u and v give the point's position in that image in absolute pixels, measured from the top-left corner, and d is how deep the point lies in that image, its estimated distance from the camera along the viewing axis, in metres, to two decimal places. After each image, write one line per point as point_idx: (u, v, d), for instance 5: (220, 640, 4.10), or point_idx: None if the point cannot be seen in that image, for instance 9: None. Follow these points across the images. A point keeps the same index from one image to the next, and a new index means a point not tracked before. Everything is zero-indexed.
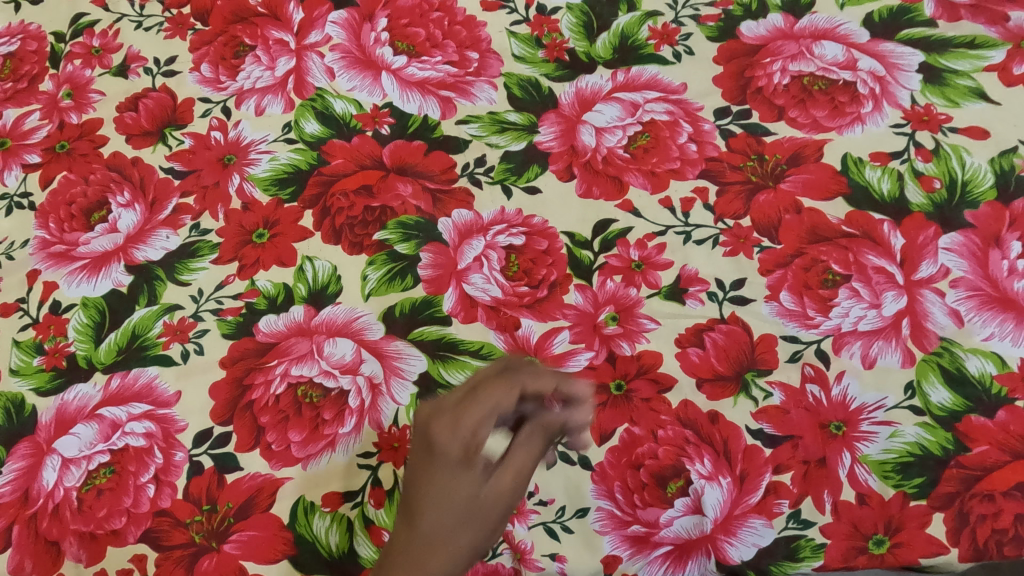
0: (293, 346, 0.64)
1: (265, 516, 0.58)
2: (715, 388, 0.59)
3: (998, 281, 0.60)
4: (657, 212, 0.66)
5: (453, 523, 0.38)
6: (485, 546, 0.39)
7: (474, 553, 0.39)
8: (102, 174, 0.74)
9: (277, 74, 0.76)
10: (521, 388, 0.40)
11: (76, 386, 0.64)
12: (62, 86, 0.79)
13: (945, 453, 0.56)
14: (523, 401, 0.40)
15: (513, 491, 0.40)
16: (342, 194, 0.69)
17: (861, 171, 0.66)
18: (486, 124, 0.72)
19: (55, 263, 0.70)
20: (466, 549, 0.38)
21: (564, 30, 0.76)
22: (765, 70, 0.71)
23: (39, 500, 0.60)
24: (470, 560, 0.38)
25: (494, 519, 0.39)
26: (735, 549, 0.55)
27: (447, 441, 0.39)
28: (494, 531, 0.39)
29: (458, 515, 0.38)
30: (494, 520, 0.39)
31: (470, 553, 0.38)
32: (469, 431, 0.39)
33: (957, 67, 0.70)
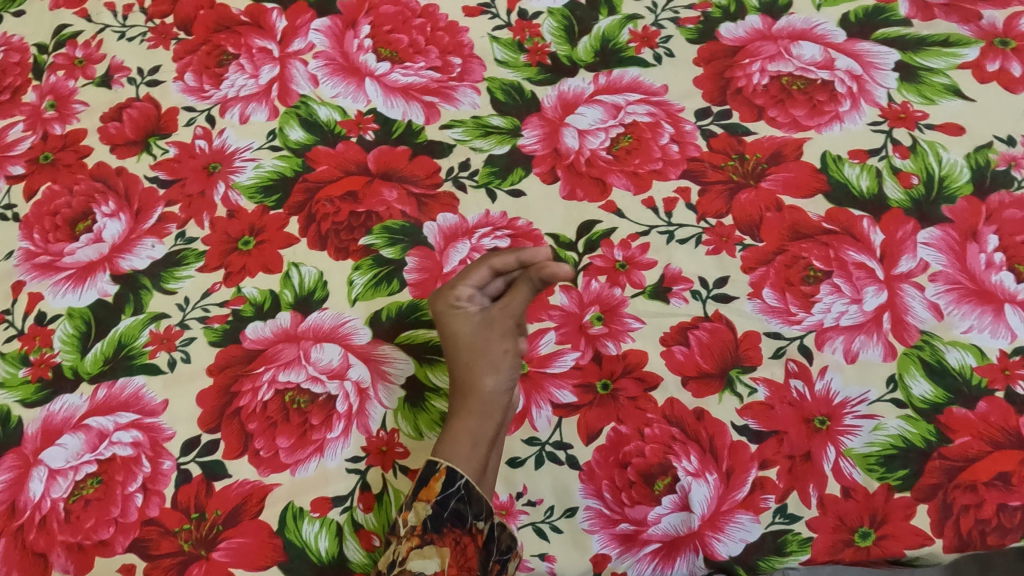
0: (280, 352, 0.64)
1: (254, 523, 0.58)
2: (701, 385, 0.60)
3: (976, 274, 0.61)
4: (641, 213, 0.67)
5: (473, 347, 0.56)
6: (509, 357, 0.56)
7: (499, 360, 0.55)
8: (86, 184, 0.74)
9: (260, 82, 0.76)
10: (490, 266, 0.56)
11: (62, 396, 0.64)
12: (45, 97, 0.79)
13: (928, 444, 0.56)
14: (498, 273, 0.56)
15: (512, 320, 0.55)
16: (328, 200, 0.70)
17: (840, 168, 0.67)
18: (470, 129, 0.72)
19: (40, 274, 0.70)
20: (492, 359, 0.55)
21: (546, 34, 0.76)
22: (744, 71, 0.72)
23: (26, 512, 0.60)
24: (503, 367, 0.55)
25: (501, 338, 0.56)
26: (723, 545, 0.55)
27: (454, 311, 0.57)
28: (511, 343, 0.56)
29: (473, 343, 0.56)
30: (502, 339, 0.56)
31: (496, 361, 0.55)
32: (466, 304, 0.57)
33: (933, 65, 0.71)
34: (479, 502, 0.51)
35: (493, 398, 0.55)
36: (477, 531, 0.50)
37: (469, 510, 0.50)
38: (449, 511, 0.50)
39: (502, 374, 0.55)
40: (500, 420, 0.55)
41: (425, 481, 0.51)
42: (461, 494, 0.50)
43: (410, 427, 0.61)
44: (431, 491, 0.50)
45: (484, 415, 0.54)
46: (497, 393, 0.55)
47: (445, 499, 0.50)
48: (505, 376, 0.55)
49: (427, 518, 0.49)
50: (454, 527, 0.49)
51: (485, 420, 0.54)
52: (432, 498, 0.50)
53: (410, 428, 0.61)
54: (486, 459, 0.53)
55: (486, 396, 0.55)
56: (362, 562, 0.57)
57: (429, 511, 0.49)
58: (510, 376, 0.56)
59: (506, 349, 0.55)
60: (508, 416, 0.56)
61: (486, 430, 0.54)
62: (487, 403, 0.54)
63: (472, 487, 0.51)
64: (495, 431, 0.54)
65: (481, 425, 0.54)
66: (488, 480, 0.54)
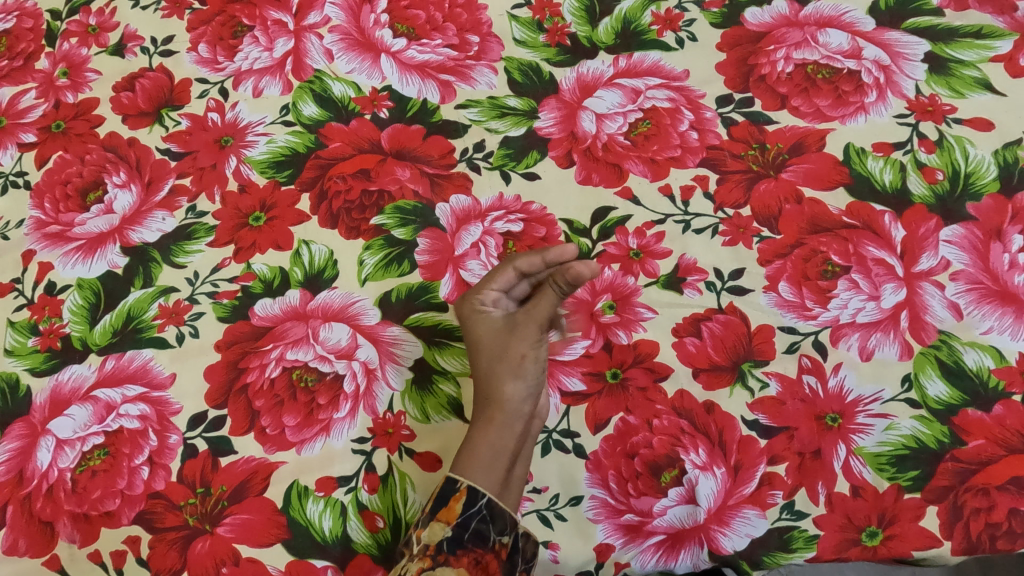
0: (288, 330, 0.63)
1: (259, 500, 0.58)
2: (711, 378, 0.59)
3: (999, 274, 0.60)
4: (657, 201, 0.65)
5: (495, 355, 0.55)
6: (532, 363, 0.54)
7: (520, 367, 0.54)
8: (98, 154, 0.73)
9: (275, 55, 0.75)
10: (516, 269, 0.55)
11: (71, 367, 0.64)
12: (58, 64, 0.78)
13: (940, 446, 0.56)
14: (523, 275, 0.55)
15: (539, 323, 0.54)
16: (340, 178, 0.69)
17: (863, 161, 0.65)
18: (485, 109, 0.71)
19: (51, 243, 0.69)
20: (512, 364, 0.54)
21: (567, 14, 0.75)
22: (769, 58, 0.70)
23: (34, 481, 0.60)
24: (527, 374, 0.54)
25: (522, 341, 0.54)
26: (728, 540, 0.55)
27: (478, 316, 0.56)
28: (532, 347, 0.54)
29: (496, 350, 0.55)
30: (522, 343, 0.54)
31: (519, 368, 0.54)
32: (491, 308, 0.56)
33: (964, 57, 0.69)
34: (502, 519, 0.50)
35: (515, 407, 0.54)
36: (499, 546, 0.50)
37: (491, 528, 0.50)
38: (469, 532, 0.49)
39: (524, 379, 0.54)
40: (521, 428, 0.54)
41: (444, 501, 0.50)
42: (483, 514, 0.50)
43: (417, 410, 0.60)
44: (451, 512, 0.50)
45: (507, 424, 0.53)
46: (520, 401, 0.54)
47: (466, 520, 0.50)
48: (528, 384, 0.54)
49: (445, 540, 0.49)
50: (475, 547, 0.49)
51: (506, 430, 0.53)
52: (452, 520, 0.49)
53: (417, 411, 0.60)
54: (508, 469, 0.53)
55: (508, 404, 0.54)
56: (365, 543, 0.57)
57: (449, 533, 0.49)
58: (533, 386, 0.55)
59: (526, 354, 0.54)
60: (530, 426, 0.55)
61: (507, 440, 0.53)
62: (509, 411, 0.53)
63: (494, 506, 0.50)
64: (517, 441, 0.53)
65: (501, 436, 0.53)
66: (512, 489, 0.53)
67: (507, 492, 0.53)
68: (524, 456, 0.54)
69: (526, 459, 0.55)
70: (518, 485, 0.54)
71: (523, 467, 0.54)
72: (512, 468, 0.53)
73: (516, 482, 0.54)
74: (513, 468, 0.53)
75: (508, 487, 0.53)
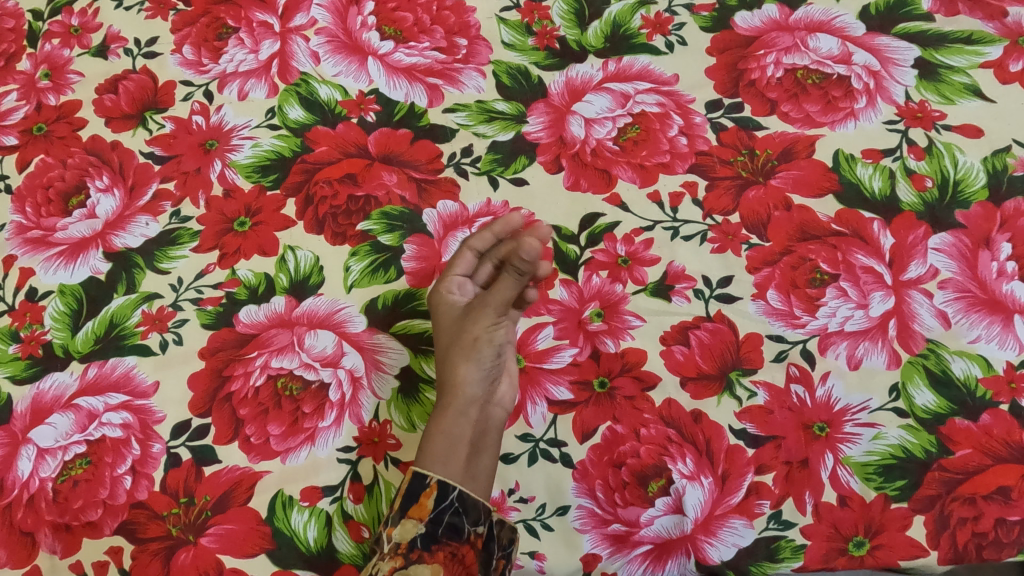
0: (273, 337, 0.63)
1: (243, 510, 0.58)
2: (699, 387, 0.59)
3: (987, 283, 0.60)
4: (646, 207, 0.65)
5: (452, 341, 0.57)
6: (487, 346, 0.56)
7: (473, 349, 0.56)
8: (80, 158, 0.72)
9: (260, 57, 0.74)
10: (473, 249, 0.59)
11: (52, 375, 0.63)
12: (39, 65, 0.77)
13: (928, 455, 0.55)
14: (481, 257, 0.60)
15: (495, 307, 0.56)
16: (326, 182, 0.68)
17: (853, 168, 0.65)
18: (474, 113, 0.70)
19: (32, 248, 0.68)
20: (466, 347, 0.56)
21: (556, 17, 0.74)
22: (759, 63, 0.70)
23: (14, 491, 0.60)
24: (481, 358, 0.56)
25: (477, 324, 0.56)
26: (715, 550, 0.55)
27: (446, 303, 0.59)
28: (485, 330, 0.56)
29: (454, 334, 0.57)
30: (475, 326, 0.56)
31: (471, 351, 0.56)
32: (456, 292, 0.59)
33: (954, 63, 0.69)
34: (475, 509, 0.50)
35: (470, 392, 0.55)
36: (475, 537, 0.50)
37: (465, 520, 0.50)
38: (443, 526, 0.49)
39: (479, 362, 0.55)
40: (477, 416, 0.55)
41: (414, 498, 0.50)
42: (455, 507, 0.50)
43: (403, 419, 0.60)
44: (422, 508, 0.50)
45: (462, 412, 0.54)
46: (474, 387, 0.55)
47: (438, 515, 0.50)
48: (481, 369, 0.55)
49: (419, 536, 0.49)
50: (449, 540, 0.49)
51: (462, 418, 0.54)
52: (424, 516, 0.49)
53: (403, 420, 0.60)
54: (468, 459, 0.53)
55: (463, 390, 0.55)
56: (351, 553, 0.56)
57: (421, 530, 0.49)
58: (489, 370, 0.56)
59: (479, 335, 0.56)
60: (489, 415, 0.55)
61: (464, 429, 0.54)
62: (465, 398, 0.55)
63: (466, 497, 0.50)
64: (475, 429, 0.54)
65: (457, 424, 0.54)
66: (481, 479, 0.52)
67: (476, 480, 0.52)
68: (488, 446, 0.54)
69: (493, 449, 0.54)
70: (486, 477, 0.53)
71: (490, 458, 0.54)
72: (474, 458, 0.53)
73: (483, 472, 0.53)
74: (476, 459, 0.53)
75: (474, 475, 0.52)
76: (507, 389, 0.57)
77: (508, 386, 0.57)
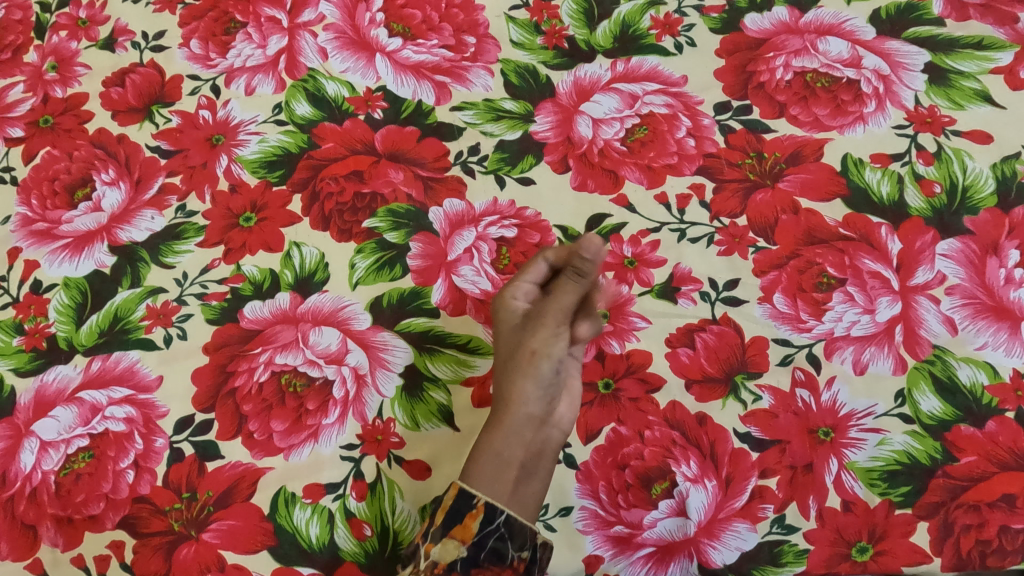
0: (277, 334, 0.63)
1: (246, 506, 0.58)
2: (704, 390, 0.58)
3: (994, 289, 0.59)
4: (653, 208, 0.65)
5: (510, 353, 0.55)
6: (545, 362, 0.54)
7: (531, 364, 0.53)
8: (86, 150, 0.72)
9: (268, 52, 0.74)
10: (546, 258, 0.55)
11: (56, 368, 0.63)
12: (46, 57, 0.77)
13: (933, 462, 0.55)
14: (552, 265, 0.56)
15: (555, 316, 0.54)
16: (332, 179, 0.68)
17: (861, 172, 0.65)
18: (481, 112, 0.70)
19: (37, 241, 0.68)
20: (523, 362, 0.54)
21: (564, 16, 0.74)
22: (768, 65, 0.70)
23: (16, 483, 0.60)
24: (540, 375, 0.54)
25: (536, 337, 0.54)
26: (718, 553, 0.54)
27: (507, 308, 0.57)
28: (544, 345, 0.54)
29: (511, 345, 0.55)
30: (534, 339, 0.54)
31: (530, 366, 0.53)
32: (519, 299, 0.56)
33: (964, 68, 0.68)
34: (521, 535, 0.49)
35: (526, 410, 0.53)
36: (518, 562, 0.49)
37: (509, 545, 0.48)
38: (486, 551, 0.48)
39: (536, 380, 0.53)
40: (531, 437, 0.53)
41: (458, 518, 0.48)
42: (501, 532, 0.48)
43: (407, 417, 0.60)
44: (466, 531, 0.48)
45: (515, 431, 0.52)
46: (531, 407, 0.53)
47: (482, 539, 0.48)
48: (539, 388, 0.53)
49: (459, 560, 0.47)
50: (491, 565, 0.48)
51: (514, 437, 0.52)
52: (468, 539, 0.48)
53: (407, 418, 0.60)
54: (517, 482, 0.51)
55: (518, 407, 0.53)
56: (352, 551, 0.56)
57: (463, 553, 0.47)
58: (546, 389, 0.54)
59: (536, 350, 0.54)
60: (545, 436, 0.54)
61: (516, 450, 0.52)
62: (519, 417, 0.53)
63: (512, 523, 0.49)
64: (527, 451, 0.52)
65: (508, 445, 0.52)
66: (527, 503, 0.51)
67: (522, 504, 0.50)
68: (539, 470, 0.52)
69: (544, 473, 0.53)
70: (534, 499, 0.51)
71: (539, 482, 0.52)
72: (524, 480, 0.51)
73: (531, 497, 0.51)
74: (525, 483, 0.51)
75: (521, 498, 0.51)
76: (565, 409, 0.55)
77: (566, 407, 0.55)
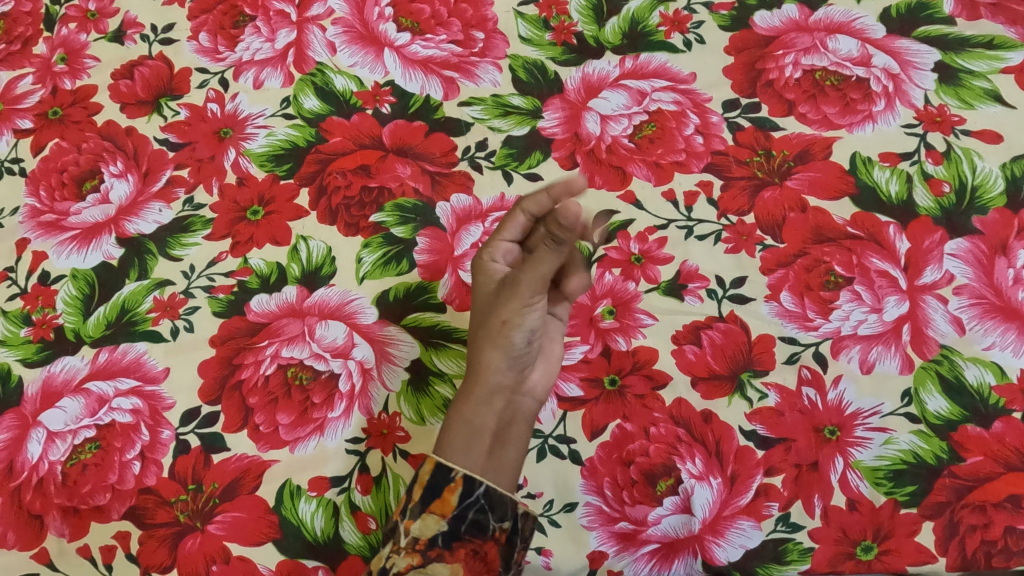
0: (284, 327, 0.63)
1: (251, 498, 0.58)
2: (710, 387, 0.58)
3: (1002, 290, 0.59)
4: (660, 205, 0.65)
5: (482, 324, 0.54)
6: (516, 330, 0.52)
7: (501, 334, 0.52)
8: (95, 143, 0.72)
9: (276, 46, 0.74)
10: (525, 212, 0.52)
11: (64, 358, 0.64)
12: (56, 49, 0.77)
13: (938, 462, 0.55)
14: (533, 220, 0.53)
15: (530, 286, 0.52)
16: (339, 173, 0.68)
17: (870, 171, 0.64)
18: (489, 107, 0.70)
19: (45, 232, 0.68)
20: (494, 331, 0.53)
21: (573, 12, 0.74)
22: (777, 63, 0.69)
23: (23, 473, 0.60)
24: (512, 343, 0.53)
25: (505, 307, 0.53)
26: (723, 550, 0.54)
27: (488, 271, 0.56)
28: (513, 314, 0.52)
29: (484, 316, 0.54)
30: (502, 309, 0.53)
31: (500, 337, 0.52)
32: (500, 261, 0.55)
33: (974, 67, 0.68)
34: (501, 505, 0.48)
35: (495, 380, 0.52)
36: (500, 533, 0.47)
37: (490, 517, 0.47)
38: (466, 523, 0.46)
39: (503, 350, 0.53)
40: (500, 406, 0.52)
41: (436, 493, 0.46)
42: (480, 504, 0.47)
43: (412, 412, 0.60)
44: (445, 505, 0.46)
45: (485, 402, 0.52)
46: (499, 377, 0.53)
47: (461, 512, 0.46)
48: (508, 357, 0.53)
49: (440, 534, 0.46)
50: (473, 538, 0.46)
51: (485, 408, 0.51)
52: (447, 512, 0.46)
53: (413, 412, 0.60)
54: (490, 450, 0.50)
55: (487, 378, 0.52)
56: (357, 544, 0.56)
57: (443, 527, 0.46)
58: (517, 357, 0.53)
59: (507, 319, 0.52)
60: (517, 405, 0.53)
61: (487, 418, 0.51)
62: (489, 387, 0.52)
63: (492, 493, 0.47)
64: (498, 420, 0.52)
65: (480, 414, 0.51)
66: (503, 471, 0.50)
67: (498, 473, 0.50)
68: (512, 437, 0.52)
69: (517, 440, 0.52)
70: (511, 467, 0.51)
71: (514, 450, 0.52)
72: (497, 449, 0.51)
73: (508, 464, 0.51)
74: (498, 451, 0.51)
75: (496, 467, 0.50)
76: (538, 377, 0.56)
77: (538, 374, 0.56)
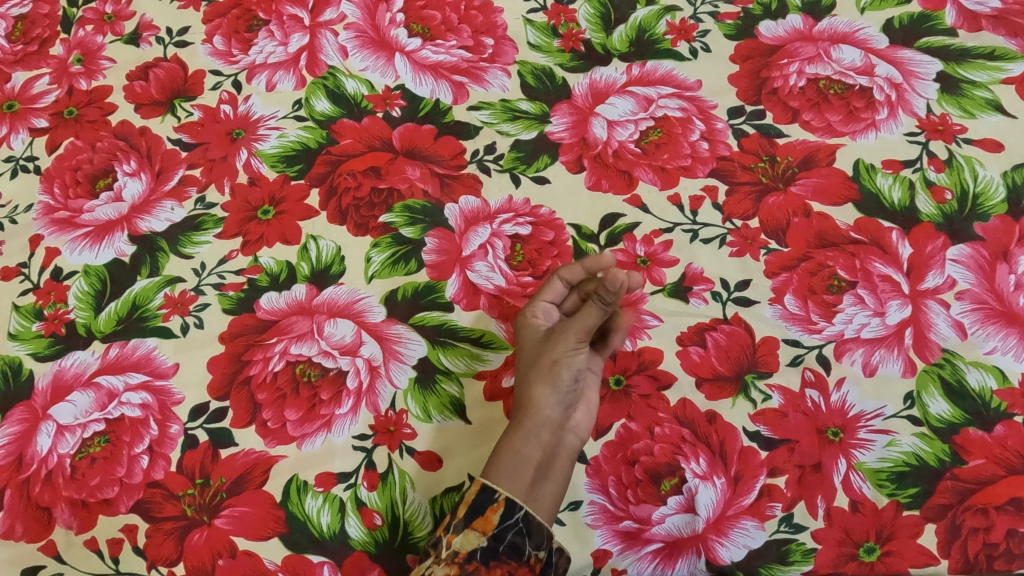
0: (293, 325, 0.63)
1: (258, 493, 0.58)
2: (714, 388, 0.59)
3: (1004, 295, 0.60)
4: (666, 209, 0.66)
5: (531, 362, 0.57)
6: (564, 370, 0.55)
7: (552, 372, 0.55)
8: (109, 142, 0.73)
9: (289, 50, 0.76)
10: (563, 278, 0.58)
11: (74, 353, 0.64)
12: (72, 51, 0.78)
13: (941, 464, 0.56)
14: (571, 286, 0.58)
15: (576, 334, 0.55)
16: (350, 175, 0.69)
17: (873, 178, 0.65)
18: (497, 112, 0.71)
19: (59, 229, 0.69)
20: (544, 371, 0.56)
21: (582, 20, 0.75)
22: (781, 72, 0.71)
23: (33, 466, 0.60)
24: (561, 383, 0.55)
25: (558, 347, 0.56)
26: (726, 550, 0.55)
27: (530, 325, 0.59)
28: (565, 355, 0.56)
29: (534, 355, 0.57)
30: (555, 349, 0.56)
31: (550, 374, 0.55)
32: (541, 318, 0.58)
33: (976, 77, 0.69)
34: (539, 532, 0.50)
35: (543, 414, 0.55)
36: (535, 560, 0.49)
37: (527, 542, 0.49)
38: (504, 544, 0.49)
39: (555, 388, 0.55)
40: (549, 440, 0.54)
41: (479, 511, 0.49)
42: (519, 527, 0.49)
43: (419, 409, 0.61)
44: (487, 523, 0.49)
45: (532, 434, 0.54)
46: (548, 411, 0.55)
47: (501, 532, 0.49)
48: (559, 394, 0.55)
49: (479, 549, 0.48)
50: (509, 559, 0.48)
51: (532, 439, 0.54)
52: (488, 530, 0.49)
53: (419, 410, 0.61)
54: (534, 479, 0.52)
55: (536, 411, 0.55)
56: (363, 539, 0.57)
57: (483, 543, 0.49)
58: (566, 395, 0.55)
59: (558, 359, 0.55)
60: (561, 440, 0.54)
61: (533, 449, 0.53)
62: (537, 420, 0.54)
63: (531, 518, 0.50)
64: (544, 452, 0.53)
65: (527, 445, 0.53)
66: (543, 502, 0.52)
67: (539, 502, 0.51)
68: (557, 472, 0.53)
69: (561, 475, 0.54)
70: (551, 499, 0.52)
71: (555, 484, 0.53)
72: (540, 479, 0.52)
73: (548, 496, 0.52)
74: (541, 483, 0.52)
75: (539, 496, 0.52)
76: (582, 416, 0.56)
77: (583, 415, 0.56)
